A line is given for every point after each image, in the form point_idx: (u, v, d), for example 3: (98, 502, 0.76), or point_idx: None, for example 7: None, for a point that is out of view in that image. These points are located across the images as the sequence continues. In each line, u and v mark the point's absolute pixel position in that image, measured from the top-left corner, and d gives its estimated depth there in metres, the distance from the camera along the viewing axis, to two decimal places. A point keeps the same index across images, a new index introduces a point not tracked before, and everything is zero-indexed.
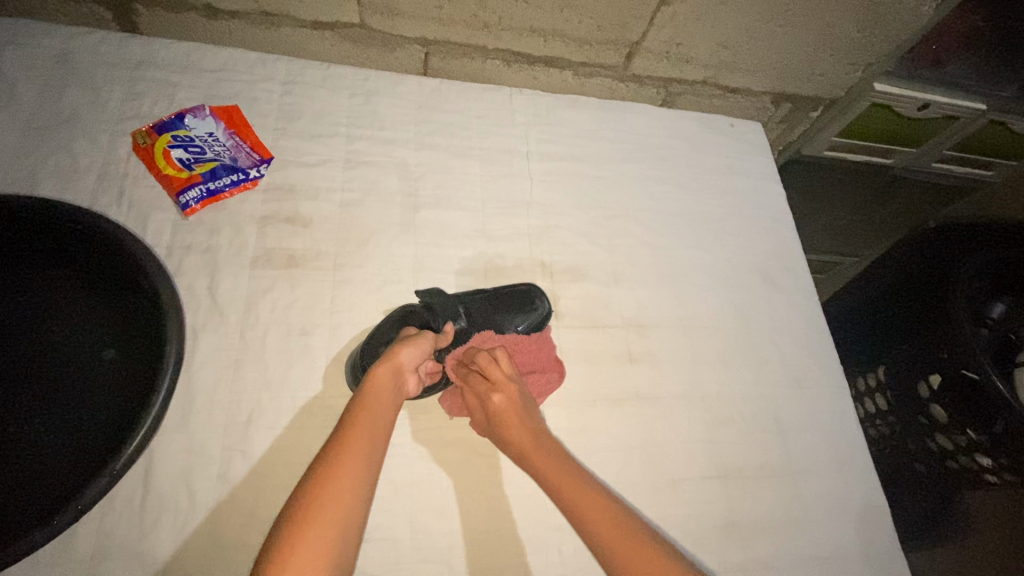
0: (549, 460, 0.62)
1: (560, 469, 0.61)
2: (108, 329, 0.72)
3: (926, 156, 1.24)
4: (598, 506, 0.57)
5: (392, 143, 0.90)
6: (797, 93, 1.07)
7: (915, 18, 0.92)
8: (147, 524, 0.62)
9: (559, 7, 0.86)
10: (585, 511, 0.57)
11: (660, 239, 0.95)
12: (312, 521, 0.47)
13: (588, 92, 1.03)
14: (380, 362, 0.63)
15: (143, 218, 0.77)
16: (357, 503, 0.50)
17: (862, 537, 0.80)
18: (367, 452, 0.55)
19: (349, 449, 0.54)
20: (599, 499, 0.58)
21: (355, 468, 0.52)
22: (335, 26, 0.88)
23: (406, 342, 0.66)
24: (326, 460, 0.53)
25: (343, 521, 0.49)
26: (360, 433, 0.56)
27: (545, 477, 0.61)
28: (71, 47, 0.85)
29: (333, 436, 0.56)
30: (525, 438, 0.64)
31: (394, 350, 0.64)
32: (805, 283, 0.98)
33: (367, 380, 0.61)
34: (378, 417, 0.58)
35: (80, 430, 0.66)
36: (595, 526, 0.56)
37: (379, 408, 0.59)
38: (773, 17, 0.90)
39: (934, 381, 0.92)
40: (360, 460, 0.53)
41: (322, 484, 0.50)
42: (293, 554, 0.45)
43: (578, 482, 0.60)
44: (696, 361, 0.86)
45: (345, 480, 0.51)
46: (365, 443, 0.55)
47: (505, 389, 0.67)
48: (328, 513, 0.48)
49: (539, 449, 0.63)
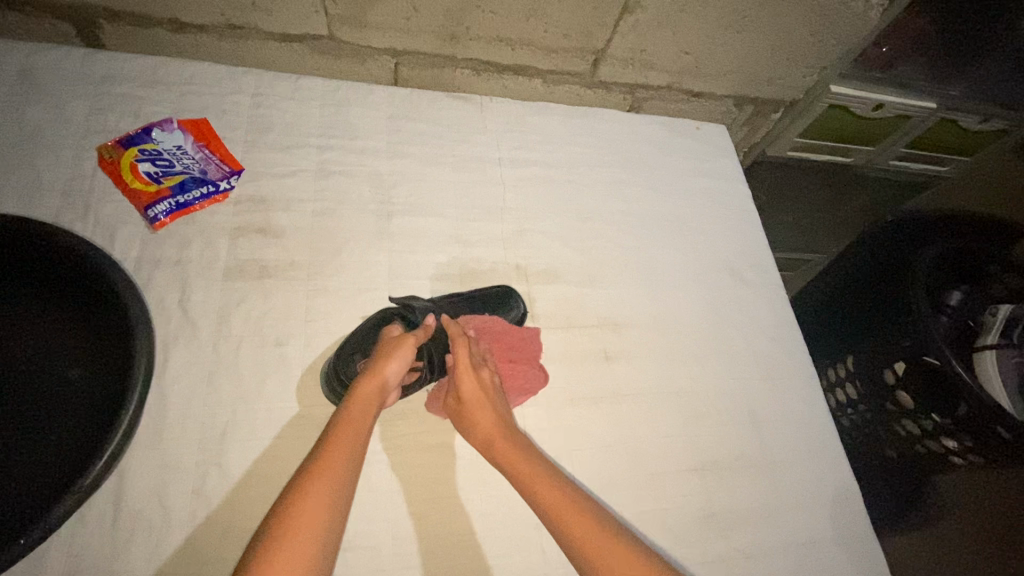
0: (518, 454, 0.66)
1: (528, 466, 0.64)
2: (77, 346, 0.71)
3: (883, 155, 1.30)
4: (572, 510, 0.60)
5: (365, 152, 0.91)
6: (758, 96, 1.11)
7: (863, 21, 0.96)
8: (119, 543, 0.61)
9: (524, 17, 0.88)
10: (560, 515, 0.60)
11: (632, 240, 0.97)
12: (288, 538, 0.48)
13: (557, 99, 1.05)
14: (367, 375, 0.64)
15: (110, 232, 0.76)
16: (330, 520, 0.51)
17: (836, 521, 0.82)
18: (344, 467, 0.55)
19: (326, 464, 0.55)
20: (570, 501, 0.61)
21: (330, 484, 0.53)
22: (303, 38, 0.89)
23: (392, 352, 0.66)
24: (303, 478, 0.54)
25: (316, 539, 0.49)
26: (338, 449, 0.57)
27: (511, 471, 0.65)
28: (33, 63, 0.84)
29: (312, 453, 0.57)
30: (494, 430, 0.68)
31: (382, 361, 0.65)
32: (773, 279, 1.01)
33: (353, 394, 0.62)
34: (359, 430, 0.60)
35: (48, 449, 0.65)
36: (564, 522, 0.59)
37: (360, 420, 0.60)
38: (731, 23, 0.93)
39: (898, 368, 0.95)
40: (336, 475, 0.54)
41: (298, 501, 0.51)
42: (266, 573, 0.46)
43: (550, 484, 0.63)
44: (671, 357, 0.88)
45: (319, 496, 0.52)
46: (343, 459, 0.56)
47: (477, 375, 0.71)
48: (303, 531, 0.49)
49: (507, 442, 0.67)
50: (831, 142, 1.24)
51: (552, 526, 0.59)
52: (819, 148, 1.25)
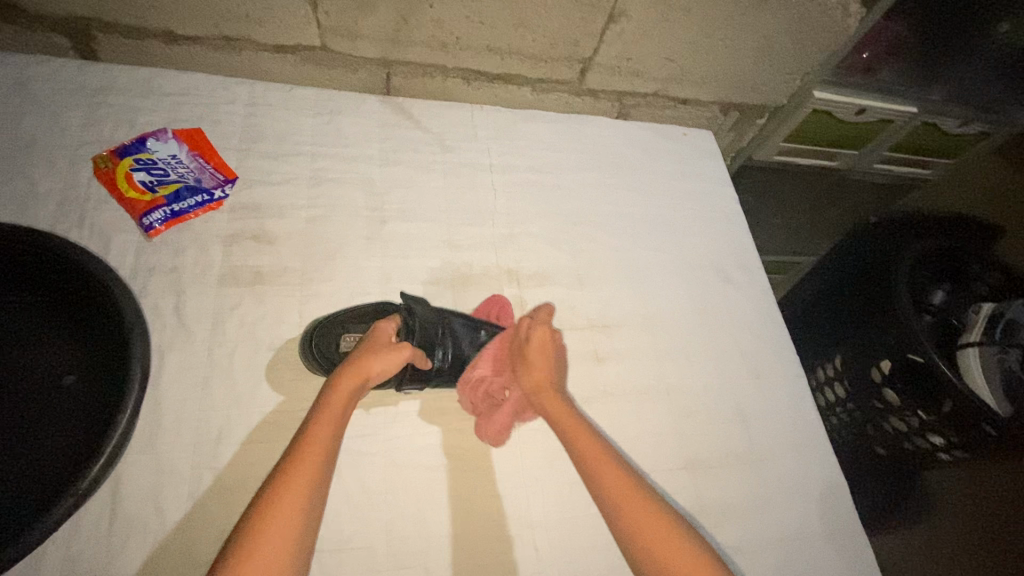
0: (587, 437, 0.66)
1: (596, 448, 0.65)
2: (72, 352, 0.71)
3: (867, 159, 1.32)
4: (632, 494, 0.60)
5: (357, 160, 0.92)
6: (743, 102, 1.14)
7: (842, 29, 1.00)
8: (115, 547, 0.61)
9: (513, 27, 0.90)
10: (617, 496, 0.60)
11: (621, 243, 0.98)
12: (259, 542, 0.50)
13: (546, 106, 1.08)
14: (348, 373, 0.65)
15: (105, 240, 0.77)
16: (303, 524, 0.52)
17: (824, 516, 0.83)
18: (316, 470, 0.56)
19: (298, 467, 0.56)
20: (633, 485, 0.61)
21: (303, 488, 0.54)
22: (296, 49, 0.90)
23: (377, 351, 0.68)
24: (276, 481, 0.55)
25: (288, 542, 0.51)
26: (311, 451, 0.57)
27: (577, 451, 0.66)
28: (28, 75, 0.85)
29: (285, 455, 0.58)
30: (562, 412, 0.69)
31: (365, 360, 0.66)
32: (759, 279, 1.03)
33: (331, 392, 0.64)
34: (335, 423, 0.61)
35: (43, 455, 0.65)
36: (622, 505, 0.60)
37: (337, 415, 0.62)
38: (714, 31, 0.96)
39: (885, 366, 0.97)
40: (309, 476, 0.55)
41: (270, 504, 0.52)
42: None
43: (614, 466, 0.63)
44: (660, 357, 0.90)
45: (291, 500, 0.53)
46: (316, 461, 0.57)
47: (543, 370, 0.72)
48: (275, 535, 0.50)
49: (574, 425, 0.68)
50: (815, 147, 1.27)
51: (607, 508, 0.61)
52: (804, 153, 1.29)
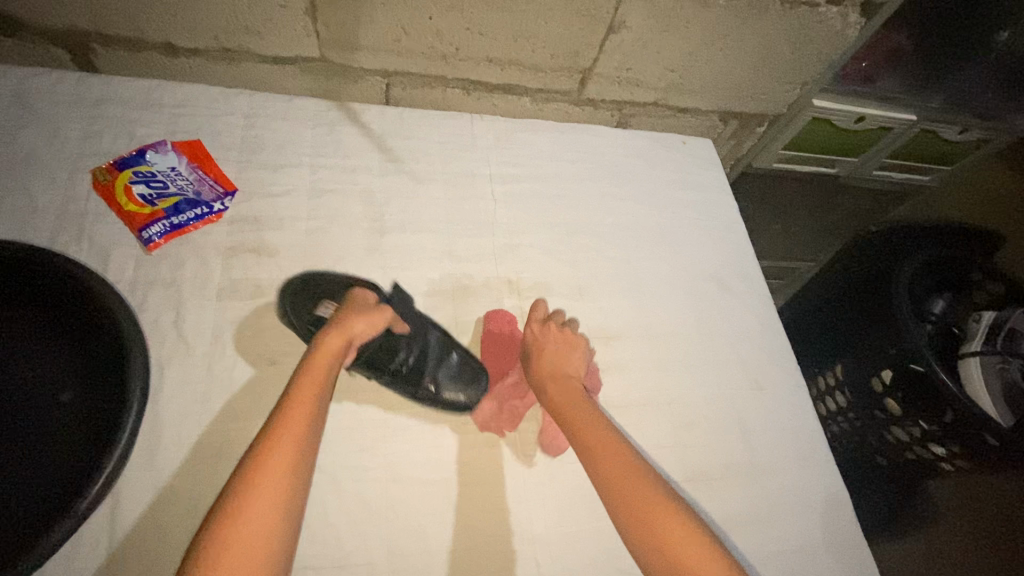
0: (571, 396, 0.74)
1: (576, 406, 0.73)
2: (71, 369, 0.71)
3: (867, 165, 1.32)
4: (607, 448, 0.68)
5: (356, 171, 0.92)
6: (743, 111, 1.14)
7: (841, 38, 0.99)
8: (114, 565, 0.61)
9: (512, 38, 0.90)
10: (593, 448, 0.68)
11: (621, 253, 0.98)
12: (251, 498, 0.52)
13: (546, 116, 1.08)
14: (331, 335, 0.67)
15: (105, 254, 0.77)
16: (293, 479, 0.56)
17: (826, 528, 0.83)
18: (304, 428, 0.59)
19: (287, 426, 0.58)
20: (609, 440, 0.69)
21: (292, 445, 0.57)
22: (296, 60, 0.90)
23: (361, 313, 0.70)
24: (264, 441, 0.57)
25: (280, 498, 0.54)
26: (298, 410, 0.60)
27: (561, 407, 0.73)
28: (27, 88, 0.85)
29: (272, 416, 0.60)
30: (553, 369, 0.77)
31: (348, 320, 0.69)
32: (759, 288, 1.03)
33: (315, 350, 0.66)
34: (319, 382, 0.63)
35: (45, 472, 0.65)
36: (598, 457, 0.68)
37: (320, 372, 0.64)
38: (713, 41, 0.96)
39: (885, 376, 0.97)
40: (297, 434, 0.58)
41: (260, 462, 0.55)
42: (235, 531, 0.50)
43: (593, 422, 0.71)
44: (661, 368, 0.89)
45: (282, 458, 0.56)
46: (303, 419, 0.60)
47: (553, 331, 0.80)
48: (268, 489, 0.53)
49: (560, 384, 0.75)
50: (814, 154, 1.27)
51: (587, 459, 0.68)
52: (803, 161, 1.28)
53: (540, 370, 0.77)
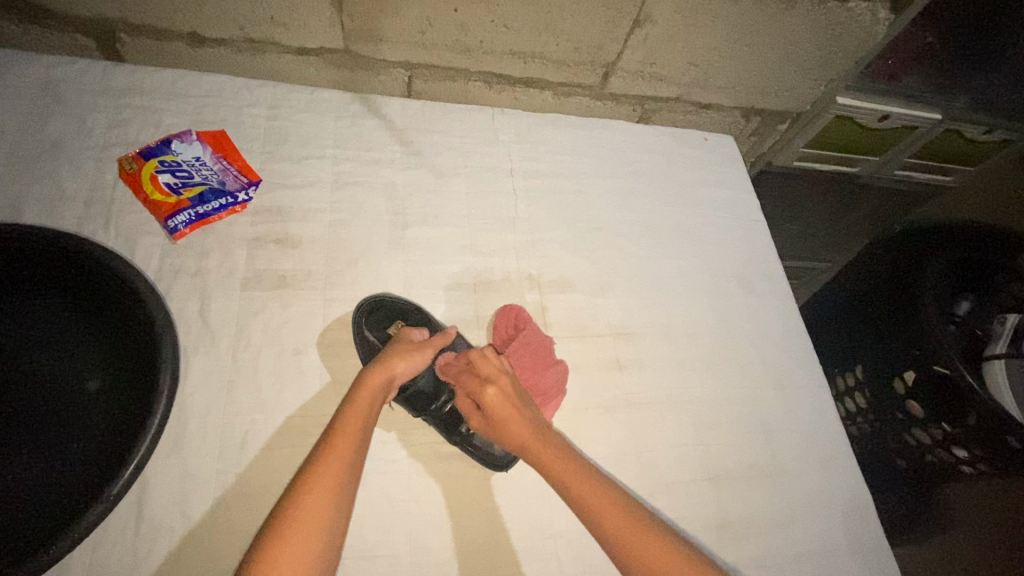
0: (551, 453, 0.68)
1: (560, 462, 0.67)
2: (101, 356, 0.72)
3: (889, 165, 1.31)
4: (606, 504, 0.64)
5: (378, 164, 0.92)
6: (766, 108, 1.12)
7: (869, 34, 0.97)
8: (142, 552, 0.61)
9: (536, 32, 0.90)
10: (591, 506, 0.64)
11: (642, 250, 0.98)
12: (288, 538, 0.52)
13: (567, 111, 1.07)
14: (373, 371, 0.68)
15: (131, 242, 0.78)
16: (331, 520, 0.55)
17: (849, 531, 0.82)
18: (344, 469, 0.59)
19: (328, 465, 0.59)
20: (605, 496, 0.65)
21: (334, 478, 0.58)
22: (319, 52, 0.90)
23: (407, 353, 0.70)
24: (308, 472, 0.58)
25: (317, 539, 0.53)
26: (339, 448, 0.60)
27: (544, 466, 0.68)
28: (54, 76, 0.86)
29: (312, 454, 0.60)
30: (518, 425, 0.69)
31: (393, 359, 0.69)
32: (782, 288, 1.02)
33: (360, 386, 0.67)
34: (362, 418, 0.64)
35: (76, 458, 0.66)
36: (597, 515, 0.63)
37: (363, 408, 0.65)
38: (740, 37, 0.95)
39: (909, 378, 0.95)
40: (340, 468, 0.59)
41: (301, 500, 0.55)
42: (278, 562, 0.50)
43: (584, 478, 0.66)
44: (681, 367, 0.89)
45: (322, 496, 0.56)
46: (343, 458, 0.60)
47: (498, 381, 0.71)
48: (306, 531, 0.53)
49: (535, 442, 0.69)
50: (836, 153, 1.26)
51: (586, 518, 0.64)
52: (824, 160, 1.27)
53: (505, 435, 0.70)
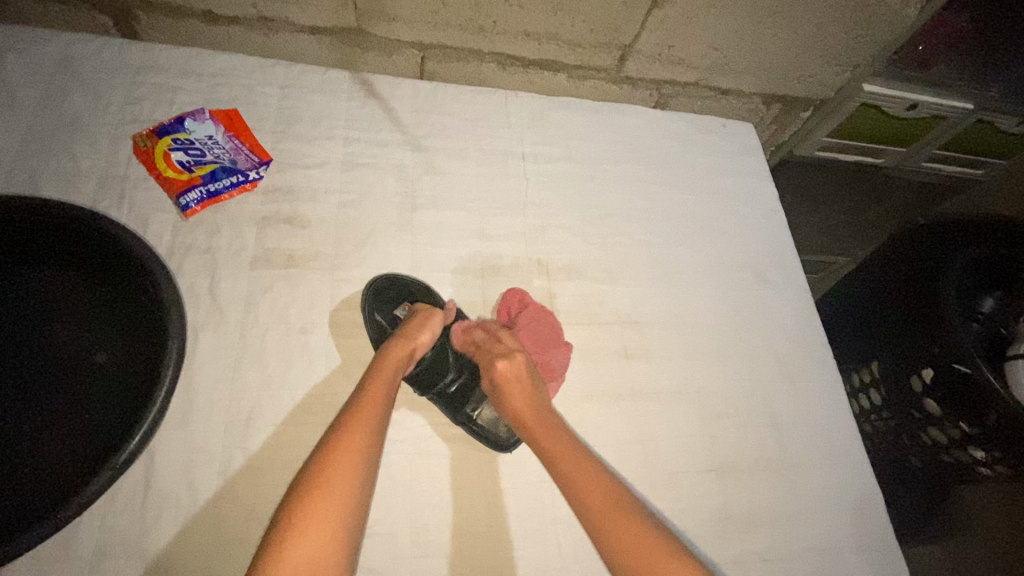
0: (554, 434, 0.68)
1: (560, 443, 0.67)
2: (115, 330, 0.74)
3: (916, 156, 1.26)
4: (602, 497, 0.62)
5: (389, 145, 0.91)
6: (788, 94, 1.09)
7: (901, 18, 0.93)
8: (149, 521, 0.62)
9: (552, 11, 0.88)
10: (583, 494, 0.63)
11: (654, 238, 0.96)
12: (319, 498, 0.53)
13: (582, 94, 1.05)
14: (395, 345, 0.70)
15: (143, 218, 0.78)
16: (359, 482, 0.56)
17: (856, 526, 0.81)
18: (369, 433, 0.60)
19: (353, 430, 0.60)
20: (601, 487, 0.63)
21: (363, 435, 0.60)
22: (333, 31, 0.89)
23: (422, 324, 0.73)
24: (339, 430, 0.60)
25: (346, 498, 0.54)
26: (363, 415, 0.61)
27: (543, 445, 0.68)
28: (72, 53, 0.87)
29: (338, 419, 0.62)
30: (523, 404, 0.70)
31: (412, 333, 0.72)
32: (797, 279, 0.99)
33: (381, 356, 0.69)
34: (385, 383, 0.66)
35: (89, 427, 0.68)
36: (586, 499, 0.62)
37: (387, 373, 0.67)
38: (763, 18, 0.91)
39: (925, 376, 0.92)
40: (368, 426, 0.61)
41: (328, 462, 0.56)
42: (313, 510, 0.52)
43: (584, 468, 0.65)
44: (690, 357, 0.87)
45: (350, 453, 0.57)
46: (367, 424, 0.61)
47: (513, 356, 0.73)
48: (335, 490, 0.54)
49: (540, 421, 0.69)
50: (860, 142, 1.21)
51: (575, 504, 0.63)
52: (848, 149, 1.23)
53: (508, 407, 0.71)
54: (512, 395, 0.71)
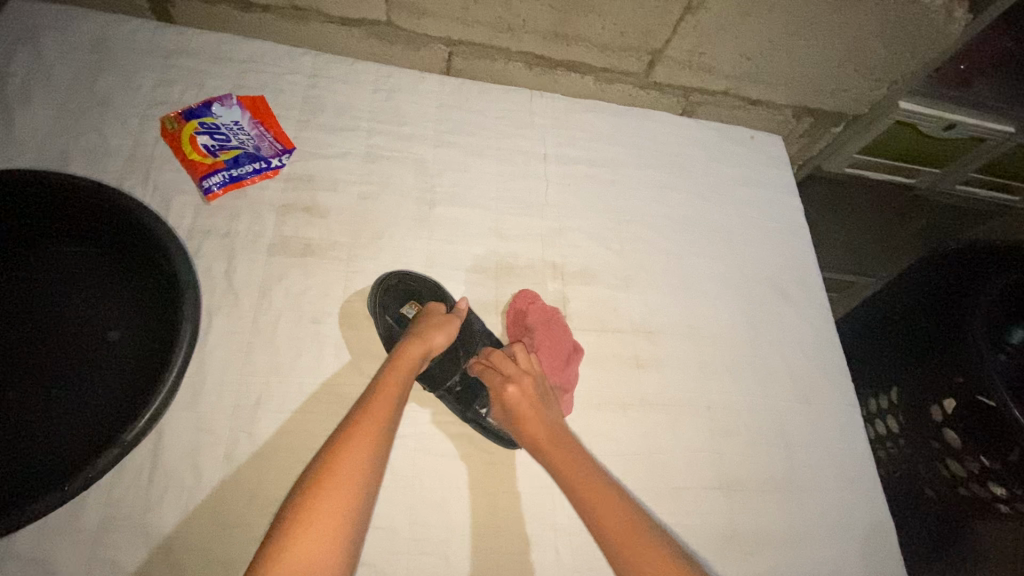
0: (567, 452, 0.68)
1: (572, 462, 0.67)
2: (131, 308, 0.75)
3: (950, 179, 1.22)
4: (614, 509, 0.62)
5: (412, 139, 0.91)
6: (820, 108, 1.06)
7: (943, 35, 0.90)
8: (153, 499, 0.63)
9: (583, 13, 0.86)
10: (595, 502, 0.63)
11: (675, 247, 0.94)
12: (326, 490, 0.53)
13: (609, 97, 1.04)
14: (410, 345, 0.70)
15: (166, 199, 0.79)
16: (367, 476, 0.56)
17: (865, 557, 0.79)
18: (378, 430, 0.60)
19: (362, 427, 0.60)
20: (615, 501, 0.63)
21: (372, 432, 0.59)
22: (362, 23, 0.90)
23: (438, 325, 0.72)
24: (348, 427, 0.60)
25: (351, 492, 0.54)
26: (373, 411, 0.61)
27: (556, 467, 0.67)
28: (108, 33, 0.88)
29: (348, 416, 0.62)
30: (539, 430, 0.69)
31: (428, 333, 0.71)
32: (819, 299, 0.97)
33: (396, 356, 0.68)
34: (397, 382, 0.65)
35: (101, 403, 0.69)
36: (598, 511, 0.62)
37: (399, 373, 0.66)
38: (799, 29, 0.89)
39: (948, 405, 0.89)
40: (376, 424, 0.60)
41: (338, 455, 0.57)
42: (313, 507, 0.52)
43: (598, 486, 0.64)
44: (705, 371, 0.86)
45: (357, 451, 0.57)
46: (378, 420, 0.61)
47: (519, 381, 0.71)
48: (341, 487, 0.54)
49: (556, 448, 0.68)
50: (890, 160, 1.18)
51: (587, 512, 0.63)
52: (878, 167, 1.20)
53: (523, 432, 0.69)
54: (524, 420, 0.69)
